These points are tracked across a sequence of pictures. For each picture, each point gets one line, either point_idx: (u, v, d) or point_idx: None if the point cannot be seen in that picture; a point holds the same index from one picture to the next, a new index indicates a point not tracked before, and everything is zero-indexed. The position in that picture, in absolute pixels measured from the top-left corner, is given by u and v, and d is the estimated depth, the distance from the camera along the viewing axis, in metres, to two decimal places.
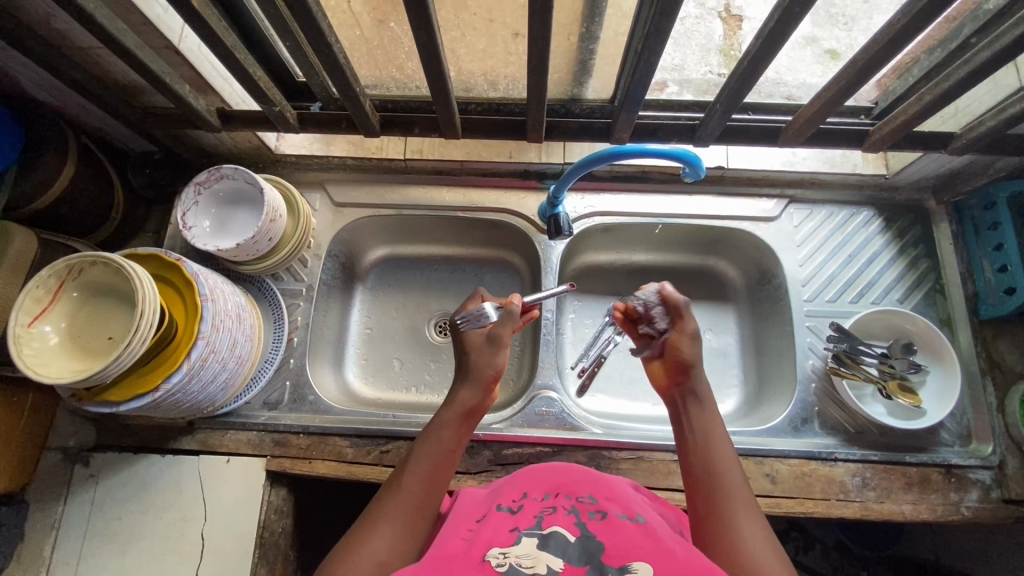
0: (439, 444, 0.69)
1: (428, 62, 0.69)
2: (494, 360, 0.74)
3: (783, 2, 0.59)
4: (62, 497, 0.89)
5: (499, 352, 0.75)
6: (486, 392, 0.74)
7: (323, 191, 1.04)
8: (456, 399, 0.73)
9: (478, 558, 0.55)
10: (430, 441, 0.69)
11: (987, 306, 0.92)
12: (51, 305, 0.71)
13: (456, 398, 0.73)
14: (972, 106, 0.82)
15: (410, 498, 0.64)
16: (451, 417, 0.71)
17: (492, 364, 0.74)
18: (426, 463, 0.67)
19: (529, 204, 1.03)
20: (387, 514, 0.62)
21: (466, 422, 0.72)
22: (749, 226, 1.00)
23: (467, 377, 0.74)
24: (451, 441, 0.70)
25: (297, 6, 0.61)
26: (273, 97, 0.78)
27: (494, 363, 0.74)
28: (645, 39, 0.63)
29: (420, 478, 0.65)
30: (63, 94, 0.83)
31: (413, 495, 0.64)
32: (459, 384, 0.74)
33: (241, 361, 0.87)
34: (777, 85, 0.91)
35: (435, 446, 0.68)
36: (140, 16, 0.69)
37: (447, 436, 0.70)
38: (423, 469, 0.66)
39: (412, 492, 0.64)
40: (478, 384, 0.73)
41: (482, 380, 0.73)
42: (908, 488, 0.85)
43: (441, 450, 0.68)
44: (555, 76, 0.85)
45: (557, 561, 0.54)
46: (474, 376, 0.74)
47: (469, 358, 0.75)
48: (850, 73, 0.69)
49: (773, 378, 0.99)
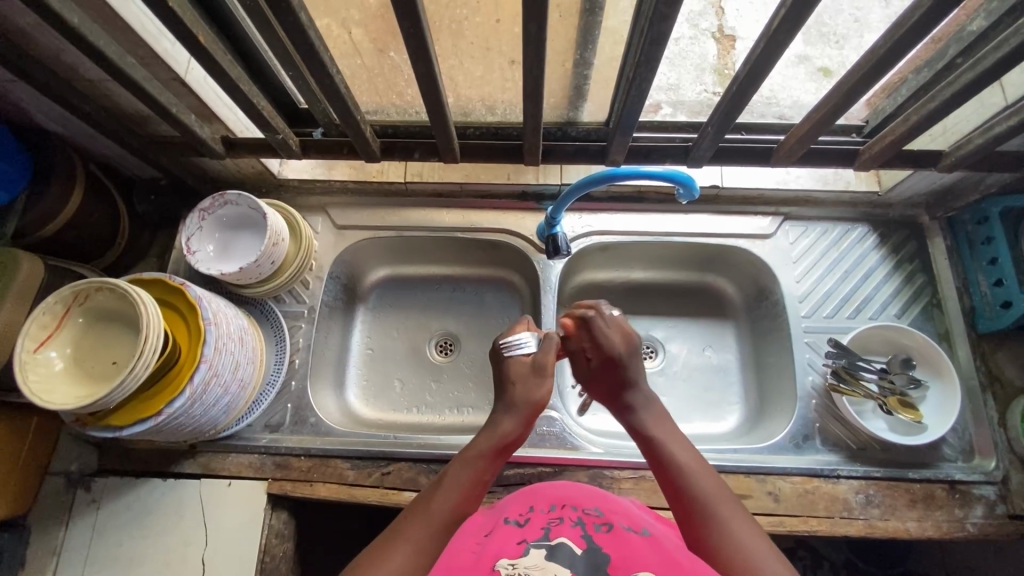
0: (471, 472, 0.67)
1: (427, 90, 0.71)
2: (539, 391, 0.72)
3: (768, 31, 0.61)
4: (63, 523, 0.89)
5: (545, 382, 0.72)
6: (527, 425, 0.71)
7: (325, 214, 1.06)
8: (495, 427, 0.70)
9: (489, 569, 0.57)
10: (463, 468, 0.67)
11: (985, 320, 0.93)
12: (56, 331, 0.72)
13: (494, 426, 0.70)
14: (960, 124, 0.84)
15: (435, 525, 0.62)
16: (490, 447, 0.68)
17: (535, 393, 0.72)
18: (458, 490, 0.65)
19: (527, 224, 1.05)
20: (408, 540, 0.60)
21: (502, 455, 0.69)
22: (746, 244, 1.02)
23: (510, 404, 0.71)
24: (484, 472, 0.67)
25: (301, 41, 0.63)
26: (276, 125, 0.81)
27: (537, 393, 0.72)
28: (638, 66, 0.65)
29: (449, 506, 0.63)
30: (71, 124, 0.85)
31: (438, 526, 0.62)
32: (500, 411, 0.71)
33: (244, 385, 0.88)
34: (769, 105, 0.93)
35: (467, 475, 0.66)
36: (148, 50, 0.71)
37: (483, 467, 0.68)
38: (452, 497, 0.64)
39: (440, 520, 0.62)
40: (519, 415, 0.71)
41: (525, 414, 0.70)
42: (912, 505, 0.85)
43: (473, 478, 0.66)
44: (551, 100, 0.87)
45: (565, 570, 0.56)
46: (518, 403, 0.71)
47: (511, 386, 0.72)
48: (838, 95, 0.71)
49: (773, 395, 0.99)
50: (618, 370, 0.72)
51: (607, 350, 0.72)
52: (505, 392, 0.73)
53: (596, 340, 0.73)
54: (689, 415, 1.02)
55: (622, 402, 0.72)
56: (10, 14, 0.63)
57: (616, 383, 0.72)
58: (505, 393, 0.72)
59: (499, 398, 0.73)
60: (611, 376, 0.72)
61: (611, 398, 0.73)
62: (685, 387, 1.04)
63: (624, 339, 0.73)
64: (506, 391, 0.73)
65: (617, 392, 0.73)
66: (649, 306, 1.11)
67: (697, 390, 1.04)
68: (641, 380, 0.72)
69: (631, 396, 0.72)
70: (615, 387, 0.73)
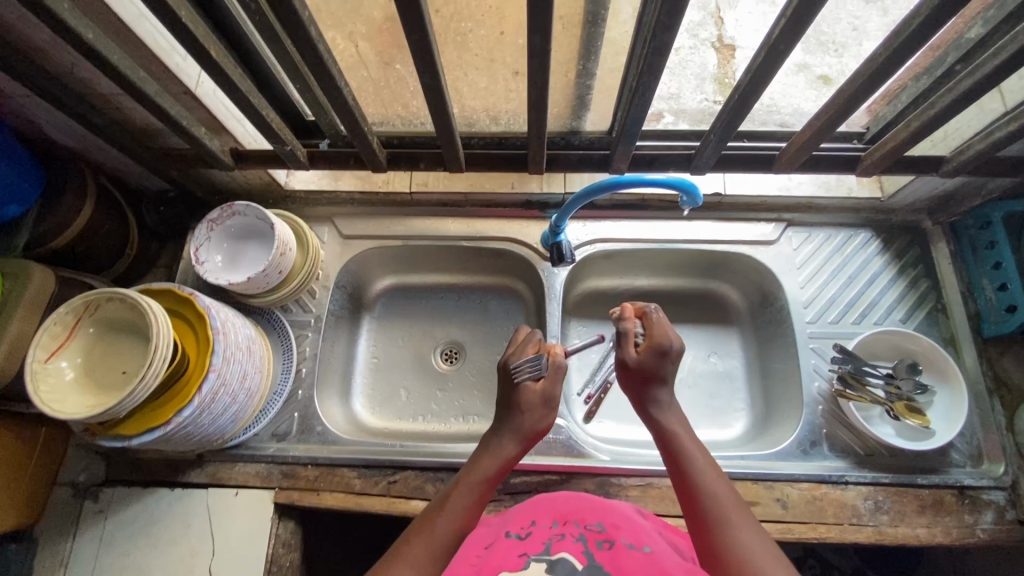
0: (474, 496, 0.68)
1: (433, 101, 0.72)
2: (546, 421, 0.75)
3: (768, 41, 0.62)
4: (71, 533, 0.89)
5: (551, 411, 0.75)
6: (525, 450, 0.74)
7: (331, 224, 1.07)
8: (499, 452, 0.72)
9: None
10: (465, 492, 0.68)
11: (990, 325, 0.93)
12: (67, 342, 0.73)
13: (498, 451, 0.72)
14: (960, 130, 0.85)
15: (440, 548, 0.63)
16: (492, 472, 0.70)
17: (541, 423, 0.74)
18: (461, 514, 0.66)
19: (531, 232, 1.06)
20: (416, 558, 0.61)
21: (500, 478, 0.72)
22: (749, 250, 1.02)
23: (514, 431, 0.73)
24: (485, 495, 0.69)
25: (309, 54, 0.64)
26: (285, 137, 0.82)
27: (543, 423, 0.74)
28: (640, 77, 0.66)
29: (454, 527, 0.65)
30: (83, 138, 0.86)
31: (444, 547, 0.63)
32: (502, 437, 0.73)
33: (251, 393, 0.88)
34: (770, 113, 0.94)
35: (470, 498, 0.68)
36: (160, 65, 0.73)
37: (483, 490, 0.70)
38: (456, 519, 0.65)
39: (444, 541, 0.63)
40: (521, 442, 0.73)
41: (526, 438, 0.73)
42: (921, 512, 0.84)
43: (476, 501, 0.68)
44: (554, 110, 0.88)
45: None
46: (522, 430, 0.73)
47: (519, 413, 0.74)
48: (839, 102, 0.72)
49: (780, 401, 0.99)
50: (662, 362, 0.74)
51: (660, 339, 0.75)
52: (513, 416, 0.74)
53: (653, 328, 0.76)
54: (694, 422, 1.02)
55: (651, 390, 0.74)
56: (25, 31, 0.64)
57: (653, 372, 0.74)
58: (512, 418, 0.74)
59: (503, 422, 0.74)
60: (652, 365, 0.74)
61: (640, 384, 0.75)
62: (690, 394, 1.04)
63: (677, 339, 0.76)
64: (514, 417, 0.74)
65: (649, 382, 0.74)
66: None
67: (703, 398, 1.04)
68: (672, 381, 0.75)
69: (660, 391, 0.74)
70: (650, 376, 0.74)
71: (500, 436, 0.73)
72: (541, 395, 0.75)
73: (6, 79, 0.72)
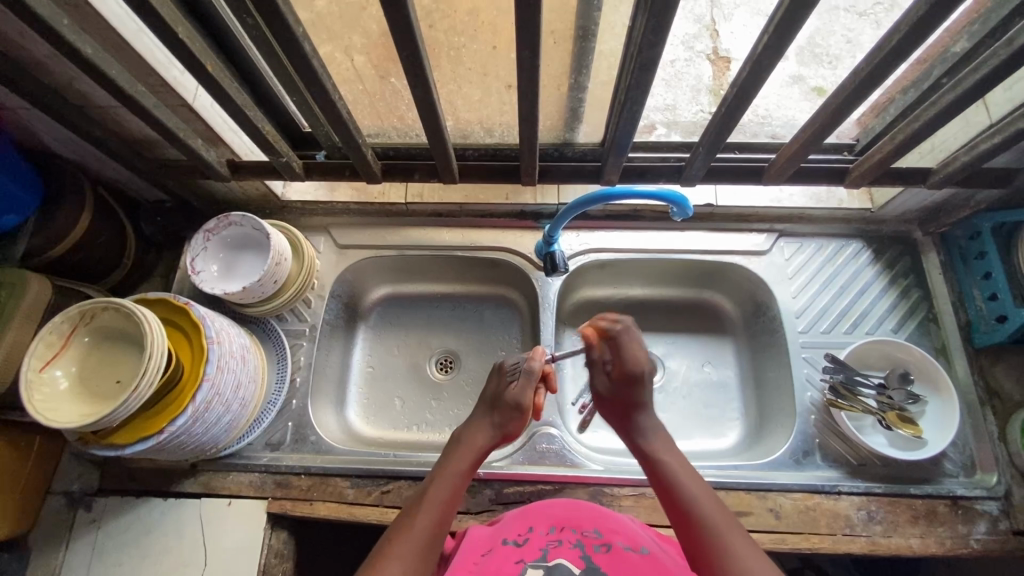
0: (450, 487, 0.69)
1: (427, 115, 0.74)
2: (526, 395, 0.76)
3: (752, 57, 0.64)
4: (62, 543, 0.89)
5: (529, 385, 0.76)
6: (496, 438, 0.76)
7: (327, 234, 1.08)
8: (473, 440, 0.74)
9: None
10: (442, 483, 0.69)
11: (982, 334, 0.93)
12: (62, 351, 0.73)
13: (469, 440, 0.75)
14: (946, 142, 0.86)
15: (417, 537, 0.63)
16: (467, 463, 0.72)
17: (518, 395, 0.75)
18: (440, 503, 0.67)
19: (526, 242, 1.07)
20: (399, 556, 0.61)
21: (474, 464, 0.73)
22: (742, 260, 1.03)
23: (491, 417, 0.76)
24: (458, 488, 0.70)
25: (304, 69, 0.65)
26: (281, 149, 0.83)
27: (519, 397, 0.75)
28: (629, 90, 0.68)
29: (433, 518, 0.65)
30: (81, 149, 0.87)
31: (427, 537, 0.64)
32: (477, 425, 0.76)
33: (245, 403, 0.88)
34: (762, 125, 0.95)
35: (448, 486, 0.69)
36: (157, 78, 0.74)
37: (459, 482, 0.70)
38: (436, 510, 0.66)
39: (427, 532, 0.64)
40: (498, 427, 0.76)
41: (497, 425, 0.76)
42: (914, 522, 0.84)
43: (454, 489, 0.69)
44: (546, 123, 0.89)
45: None
46: (501, 413, 0.76)
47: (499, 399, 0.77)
48: (824, 116, 0.73)
49: (773, 410, 0.99)
50: (634, 387, 0.75)
51: (628, 366, 0.76)
52: (494, 403, 0.77)
53: (620, 355, 0.77)
54: (688, 432, 1.02)
55: (631, 419, 0.75)
56: (26, 45, 0.66)
57: (629, 400, 0.75)
58: (488, 404, 0.77)
59: (481, 410, 0.78)
60: (627, 393, 0.76)
61: (621, 415, 0.77)
62: (684, 404, 1.04)
63: (647, 359, 0.76)
64: (494, 405, 0.77)
65: (628, 410, 0.76)
66: (648, 323, 1.12)
67: (697, 407, 1.04)
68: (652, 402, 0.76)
69: (641, 417, 0.75)
70: (629, 404, 0.76)
71: (475, 424, 0.77)
72: (510, 374, 0.79)
73: (7, 93, 0.74)
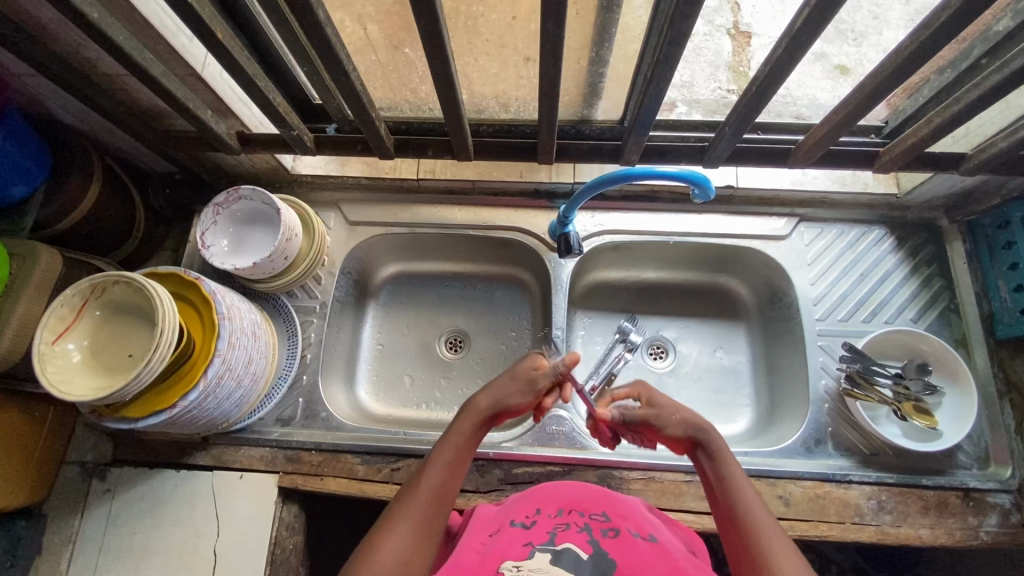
0: (454, 451, 0.69)
1: (443, 88, 0.71)
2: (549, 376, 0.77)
3: (790, 32, 0.60)
4: (79, 511, 0.91)
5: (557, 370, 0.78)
6: (503, 408, 0.74)
7: (337, 210, 1.06)
8: (480, 406, 0.73)
9: (494, 570, 0.57)
10: (447, 447, 0.69)
11: (1005, 326, 0.91)
12: (73, 323, 0.73)
13: (478, 406, 0.73)
14: (984, 127, 0.83)
15: (422, 502, 0.63)
16: (472, 428, 0.71)
17: (542, 376, 0.77)
18: (444, 469, 0.67)
19: (540, 222, 1.05)
20: (405, 518, 0.62)
21: (478, 431, 0.72)
22: (760, 245, 1.01)
23: (503, 387, 0.75)
24: (462, 453, 0.69)
25: (318, 38, 0.63)
26: (292, 122, 0.81)
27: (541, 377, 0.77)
28: (656, 66, 0.64)
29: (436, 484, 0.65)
30: (90, 118, 0.86)
31: (429, 503, 0.63)
32: (486, 393, 0.75)
33: (256, 378, 0.88)
34: (786, 104, 0.92)
35: (452, 453, 0.68)
36: (165, 46, 0.72)
37: (463, 447, 0.70)
38: (439, 476, 0.66)
39: (430, 496, 0.64)
40: (507, 400, 0.74)
41: (508, 396, 0.74)
42: (925, 512, 0.84)
43: (457, 457, 0.68)
44: (564, 98, 0.86)
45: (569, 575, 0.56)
46: (515, 386, 0.75)
47: (515, 372, 0.77)
48: (859, 97, 0.70)
49: (786, 398, 0.98)
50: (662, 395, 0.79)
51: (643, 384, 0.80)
52: (513, 376, 0.77)
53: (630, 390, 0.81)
54: None
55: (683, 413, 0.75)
56: (31, 10, 0.63)
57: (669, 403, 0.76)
58: (505, 374, 0.76)
59: (496, 380, 0.76)
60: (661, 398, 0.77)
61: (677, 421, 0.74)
62: (695, 389, 1.03)
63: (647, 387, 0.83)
64: (511, 376, 0.76)
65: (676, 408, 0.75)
66: (660, 306, 1.10)
67: (708, 393, 1.03)
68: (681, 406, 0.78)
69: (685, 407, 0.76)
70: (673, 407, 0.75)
71: (487, 391, 0.75)
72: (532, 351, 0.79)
73: (12, 59, 0.72)
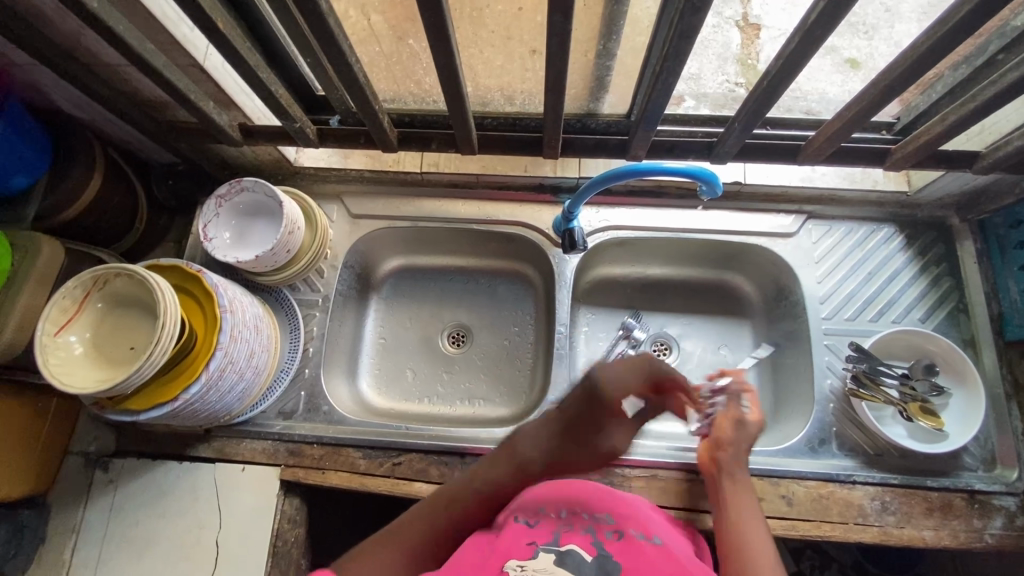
0: (491, 479, 0.72)
1: (447, 80, 0.70)
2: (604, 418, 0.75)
3: (803, 26, 0.59)
4: (82, 502, 0.91)
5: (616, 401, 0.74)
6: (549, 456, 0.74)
7: (340, 202, 1.06)
8: (527, 447, 0.74)
9: (498, 569, 0.58)
10: (487, 474, 0.72)
11: (1014, 326, 0.90)
12: (76, 315, 0.73)
13: (523, 451, 0.74)
14: (998, 124, 0.81)
15: (431, 521, 0.67)
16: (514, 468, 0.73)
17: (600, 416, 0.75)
18: (474, 496, 0.70)
19: (544, 217, 1.04)
20: (411, 532, 0.66)
21: (518, 473, 0.73)
22: (767, 242, 1.00)
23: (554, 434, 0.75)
24: (496, 487, 0.71)
25: (321, 28, 0.62)
26: (294, 114, 0.80)
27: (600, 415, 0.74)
28: (665, 60, 0.63)
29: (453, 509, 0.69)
30: (91, 108, 0.85)
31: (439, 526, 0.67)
32: (538, 436, 0.76)
33: (259, 371, 0.88)
34: (796, 99, 0.90)
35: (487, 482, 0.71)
36: (166, 36, 0.71)
37: (498, 484, 0.72)
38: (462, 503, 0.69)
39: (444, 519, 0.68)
40: (552, 448, 0.74)
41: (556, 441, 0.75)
42: (929, 514, 0.83)
43: (491, 488, 0.71)
44: (571, 91, 0.85)
45: None
46: (563, 435, 0.75)
47: (570, 414, 0.76)
48: (872, 93, 0.68)
49: (790, 397, 0.97)
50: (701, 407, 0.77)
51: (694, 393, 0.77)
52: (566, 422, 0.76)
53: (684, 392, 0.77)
54: None
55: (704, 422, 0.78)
56: None
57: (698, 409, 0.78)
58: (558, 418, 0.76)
59: (551, 424, 0.76)
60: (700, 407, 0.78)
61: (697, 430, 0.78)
62: None
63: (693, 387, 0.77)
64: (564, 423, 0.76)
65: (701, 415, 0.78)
66: (664, 303, 1.10)
67: None
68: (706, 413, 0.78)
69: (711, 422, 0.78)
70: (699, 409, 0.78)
71: (536, 434, 0.76)
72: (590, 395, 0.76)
73: (12, 48, 0.71)
